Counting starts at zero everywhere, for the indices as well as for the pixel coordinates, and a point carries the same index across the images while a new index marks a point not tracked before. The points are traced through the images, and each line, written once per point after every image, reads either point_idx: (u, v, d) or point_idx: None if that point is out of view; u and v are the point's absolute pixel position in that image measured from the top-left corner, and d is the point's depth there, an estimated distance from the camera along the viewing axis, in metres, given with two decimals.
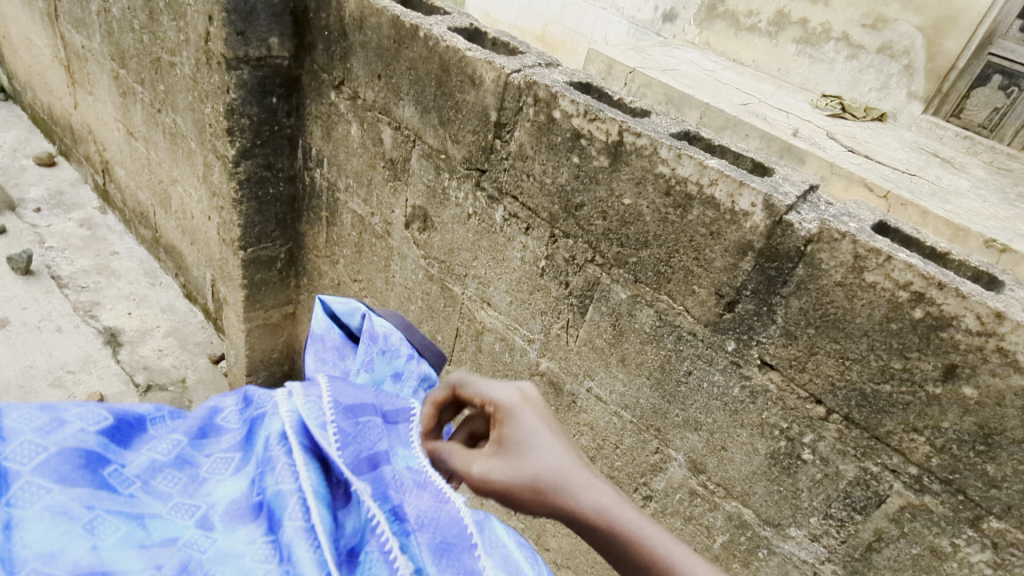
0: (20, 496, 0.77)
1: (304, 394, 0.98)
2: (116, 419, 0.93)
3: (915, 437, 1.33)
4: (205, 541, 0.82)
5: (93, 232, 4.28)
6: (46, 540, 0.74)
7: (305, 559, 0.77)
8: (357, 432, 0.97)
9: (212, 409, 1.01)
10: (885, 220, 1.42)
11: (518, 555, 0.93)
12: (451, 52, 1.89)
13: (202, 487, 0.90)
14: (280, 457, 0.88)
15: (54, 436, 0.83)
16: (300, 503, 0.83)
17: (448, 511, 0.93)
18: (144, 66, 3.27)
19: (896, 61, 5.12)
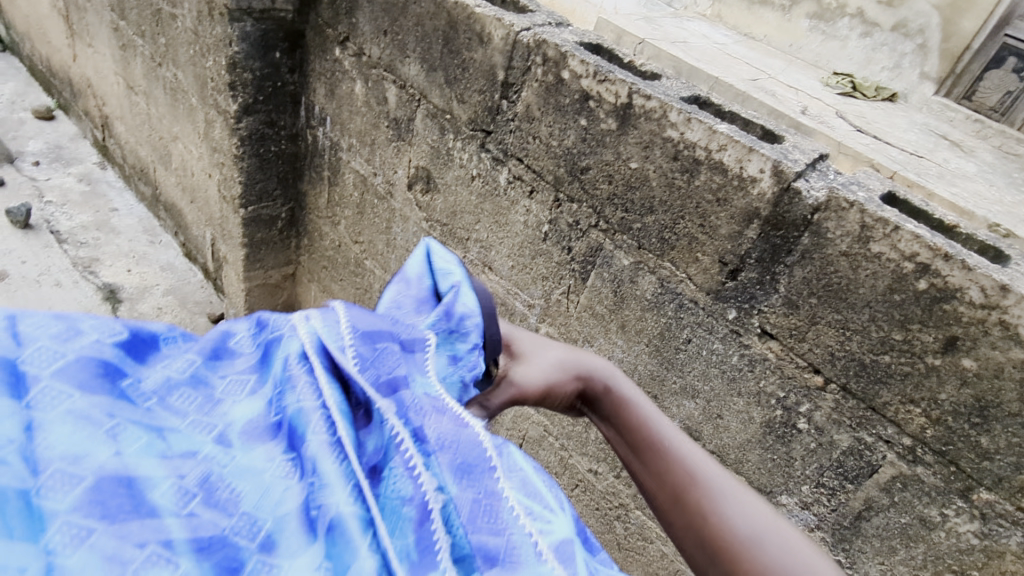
0: (41, 399, 0.71)
1: (320, 316, 0.90)
2: (131, 334, 0.86)
3: (911, 408, 1.34)
4: (224, 456, 0.78)
5: (93, 188, 4.25)
6: (70, 441, 0.68)
7: (332, 471, 0.74)
8: (376, 355, 0.88)
9: (223, 333, 0.94)
10: (893, 190, 1.41)
11: (536, 480, 0.84)
12: (459, 8, 1.85)
13: (218, 407, 0.84)
14: (302, 375, 0.84)
15: (73, 344, 0.77)
16: (325, 419, 0.79)
17: (469, 434, 0.83)
18: (144, 18, 3.21)
19: (910, 40, 5.06)
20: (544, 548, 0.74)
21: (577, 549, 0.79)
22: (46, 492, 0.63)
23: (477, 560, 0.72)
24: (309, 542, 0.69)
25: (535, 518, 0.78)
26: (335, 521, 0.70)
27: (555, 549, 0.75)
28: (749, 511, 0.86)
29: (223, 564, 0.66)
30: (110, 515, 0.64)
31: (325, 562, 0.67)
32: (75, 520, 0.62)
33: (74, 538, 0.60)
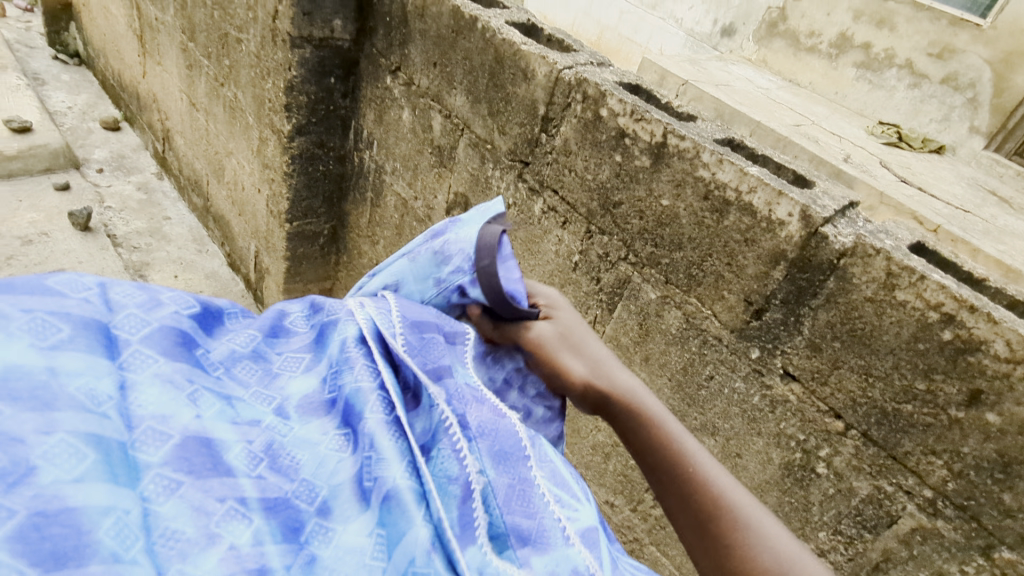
0: (132, 361, 0.77)
1: (373, 305, 1.00)
2: (202, 309, 0.94)
3: (933, 459, 1.33)
4: (282, 427, 0.83)
5: (150, 197, 4.48)
6: (158, 401, 0.74)
7: (389, 446, 0.80)
8: (423, 345, 0.96)
9: (279, 313, 1.04)
10: (923, 241, 1.42)
11: (563, 472, 0.93)
12: (507, 45, 1.94)
13: (275, 382, 0.91)
14: (360, 358, 0.90)
15: (157, 314, 0.84)
16: (383, 401, 0.85)
17: (505, 425, 0.91)
18: (211, 40, 3.42)
19: (960, 93, 4.98)
20: (571, 533, 0.83)
21: (598, 535, 0.87)
22: (139, 446, 0.68)
23: (510, 539, 0.79)
24: (362, 509, 0.75)
25: (563, 507, 0.87)
26: (391, 492, 0.75)
27: (580, 534, 0.84)
28: (773, 543, 0.92)
29: (286, 525, 0.71)
30: (195, 472, 0.69)
31: (378, 529, 0.73)
32: (165, 473, 0.67)
33: (165, 489, 0.66)
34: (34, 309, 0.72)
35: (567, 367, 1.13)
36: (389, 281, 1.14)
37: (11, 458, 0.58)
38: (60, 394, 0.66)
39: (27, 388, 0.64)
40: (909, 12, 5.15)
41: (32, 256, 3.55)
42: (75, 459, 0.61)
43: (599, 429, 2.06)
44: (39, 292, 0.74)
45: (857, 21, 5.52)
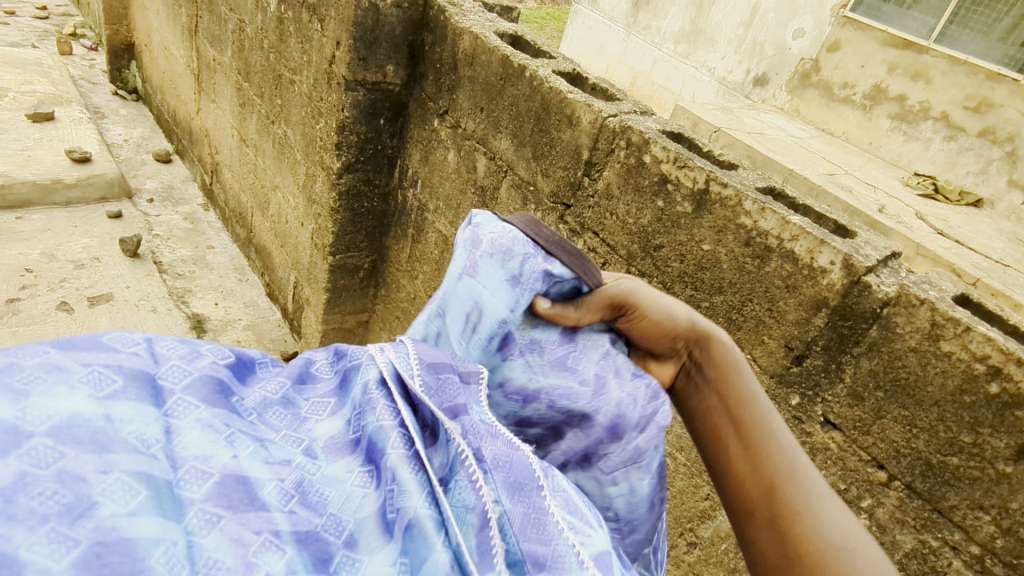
0: (176, 408, 0.81)
1: (393, 348, 1.01)
2: (237, 357, 0.98)
3: (980, 514, 1.31)
4: (311, 465, 0.86)
5: (195, 226, 4.66)
6: (199, 443, 0.78)
7: (408, 479, 0.83)
8: (439, 385, 0.95)
9: (306, 361, 1.06)
10: (967, 292, 1.44)
11: (576, 499, 0.94)
12: (554, 93, 2.03)
13: (305, 424, 0.93)
14: (380, 398, 0.93)
15: (197, 363, 0.88)
16: (403, 437, 0.88)
17: (520, 457, 0.90)
18: (266, 81, 3.60)
19: (998, 146, 4.93)
20: (585, 556, 0.83)
21: (612, 560, 0.87)
22: (184, 484, 0.73)
23: (527, 565, 0.80)
24: (385, 541, 0.79)
25: (578, 534, 0.87)
26: (412, 521, 0.79)
27: (594, 557, 0.84)
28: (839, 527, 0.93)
29: (316, 555, 0.75)
30: (234, 505, 0.73)
31: (401, 558, 0.78)
32: (207, 507, 0.71)
33: (207, 522, 0.70)
34: (92, 363, 0.78)
35: (668, 320, 1.16)
36: (468, 306, 1.12)
37: (77, 495, 0.65)
38: (116, 438, 0.72)
39: (87, 434, 0.70)
40: (945, 66, 5.19)
41: (84, 280, 3.71)
42: (129, 495, 0.67)
43: None
44: (94, 348, 0.80)
45: (891, 73, 5.55)
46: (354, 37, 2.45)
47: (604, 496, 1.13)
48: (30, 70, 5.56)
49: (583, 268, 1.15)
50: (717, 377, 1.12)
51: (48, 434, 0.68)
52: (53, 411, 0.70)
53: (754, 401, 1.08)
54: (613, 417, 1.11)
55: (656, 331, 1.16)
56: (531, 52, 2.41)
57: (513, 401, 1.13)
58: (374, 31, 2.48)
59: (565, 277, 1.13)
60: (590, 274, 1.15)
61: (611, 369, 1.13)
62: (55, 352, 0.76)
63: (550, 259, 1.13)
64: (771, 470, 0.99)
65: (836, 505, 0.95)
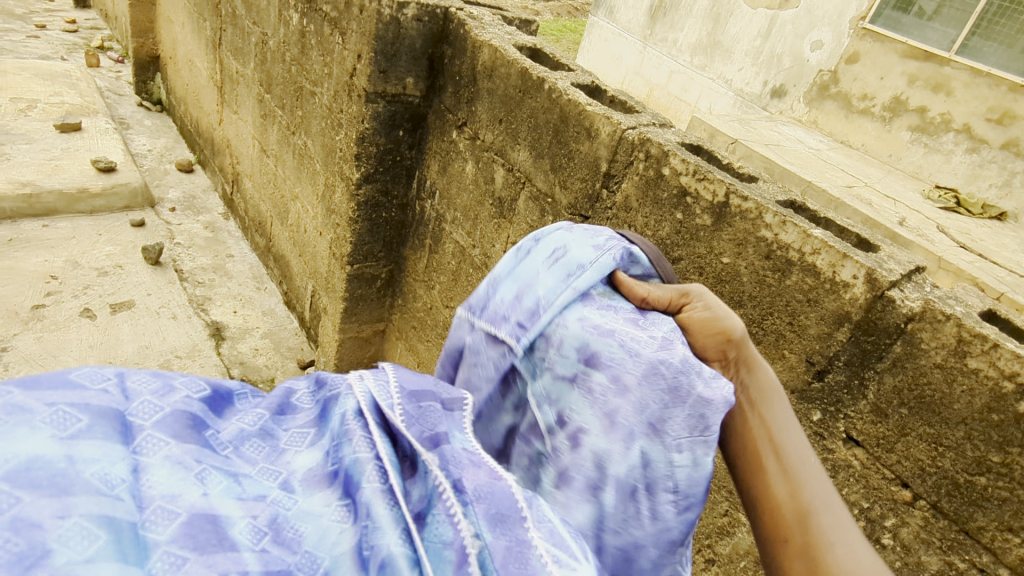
0: (145, 446, 0.84)
1: (372, 376, 1.06)
2: (212, 391, 1.01)
3: (1009, 536, 1.28)
4: (287, 500, 0.87)
5: (215, 235, 4.72)
6: (166, 482, 0.80)
7: (383, 515, 0.82)
8: (420, 414, 1.01)
9: (286, 391, 1.09)
10: (993, 308, 1.42)
11: (562, 530, 0.90)
12: (572, 105, 2.03)
13: (283, 457, 0.95)
14: (357, 428, 0.95)
15: (169, 398, 0.93)
16: (378, 470, 0.89)
17: (502, 487, 0.92)
18: (287, 93, 3.66)
19: (1022, 159, 4.85)
20: None
21: None
22: (149, 525, 0.74)
23: None
24: None
25: (563, 568, 0.83)
26: (386, 560, 0.78)
27: None
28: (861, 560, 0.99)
29: None
30: (201, 547, 0.73)
31: None
32: (173, 550, 0.72)
33: (172, 564, 0.70)
34: (57, 404, 0.82)
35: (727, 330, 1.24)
36: (557, 244, 1.26)
37: (31, 542, 0.65)
38: (77, 479, 0.74)
39: (47, 477, 0.72)
40: (966, 78, 5.13)
41: (107, 287, 3.78)
42: (87, 541, 0.68)
43: None
44: (60, 388, 0.85)
45: (912, 85, 5.50)
46: (375, 49, 2.49)
47: (668, 466, 1.09)
48: (58, 82, 5.69)
49: (655, 261, 1.35)
50: (759, 402, 1.20)
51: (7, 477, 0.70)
52: (13, 453, 0.73)
53: (788, 432, 1.16)
54: (680, 371, 1.11)
55: (713, 332, 1.25)
56: (549, 65, 2.42)
57: (589, 331, 1.14)
58: (395, 44, 2.51)
59: (643, 262, 1.32)
60: (662, 266, 1.35)
61: (676, 338, 1.19)
62: (20, 394, 0.82)
63: (632, 244, 1.32)
64: (806, 498, 1.06)
65: (856, 540, 1.02)
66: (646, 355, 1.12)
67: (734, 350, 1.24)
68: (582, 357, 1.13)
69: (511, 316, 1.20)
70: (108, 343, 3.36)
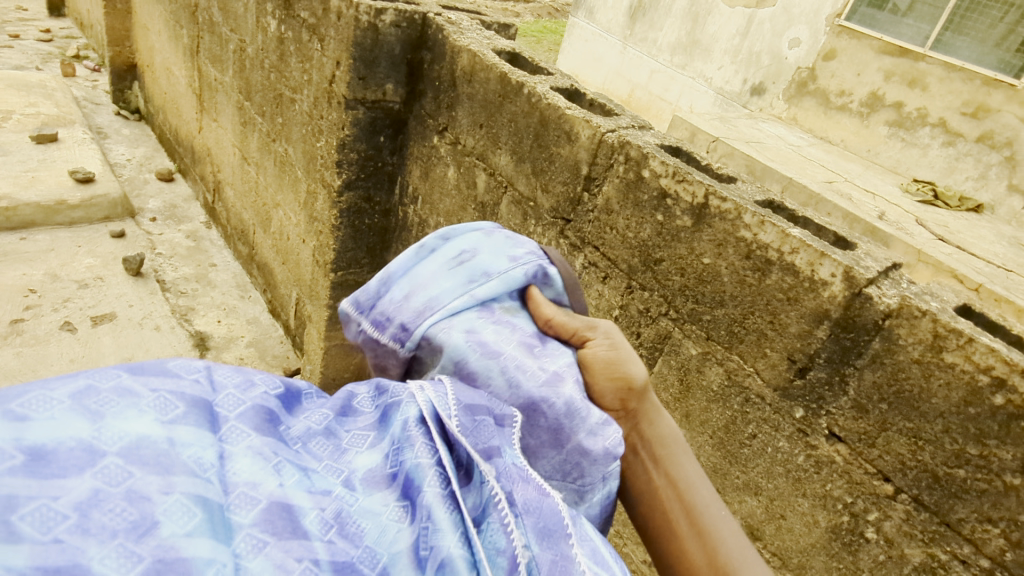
0: (230, 434, 0.80)
1: (432, 387, 0.95)
2: (285, 389, 0.96)
3: (989, 527, 1.30)
4: (350, 496, 0.82)
5: (198, 244, 4.67)
6: (250, 470, 0.76)
7: (444, 518, 0.79)
8: (475, 426, 0.91)
9: (348, 394, 1.01)
10: (969, 303, 1.44)
11: (604, 550, 0.90)
12: (552, 109, 2.04)
13: (344, 455, 0.88)
14: (419, 435, 0.88)
15: (250, 393, 0.88)
16: (439, 476, 0.84)
17: (550, 503, 0.89)
18: (266, 100, 3.63)
19: (996, 151, 4.92)
20: None
21: None
22: (233, 509, 0.72)
23: None
24: None
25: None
26: (445, 561, 0.75)
27: None
28: None
29: None
30: (279, 532, 0.71)
31: None
32: (254, 532, 0.70)
33: (253, 546, 0.69)
34: (159, 389, 0.79)
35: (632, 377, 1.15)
36: (467, 250, 1.19)
37: (142, 513, 0.65)
38: (176, 461, 0.72)
39: (153, 455, 0.70)
40: (941, 72, 5.20)
41: (88, 299, 3.74)
42: (187, 517, 0.67)
43: None
44: (161, 374, 0.81)
45: (888, 80, 5.57)
46: (354, 56, 2.48)
47: None
48: (33, 92, 5.61)
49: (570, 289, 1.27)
50: (664, 459, 1.13)
51: (118, 453, 0.69)
52: (125, 432, 0.71)
53: (697, 485, 1.11)
54: (560, 416, 1.02)
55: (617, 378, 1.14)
56: (528, 69, 2.43)
57: (475, 349, 1.05)
58: (374, 50, 2.51)
59: (557, 287, 1.24)
60: (576, 295, 1.25)
61: (570, 374, 1.09)
62: (128, 376, 0.78)
63: (551, 264, 1.24)
64: (723, 556, 1.03)
65: None
66: (526, 387, 1.03)
67: (633, 403, 1.15)
68: (457, 371, 1.05)
69: (396, 316, 1.12)
70: (90, 356, 3.32)
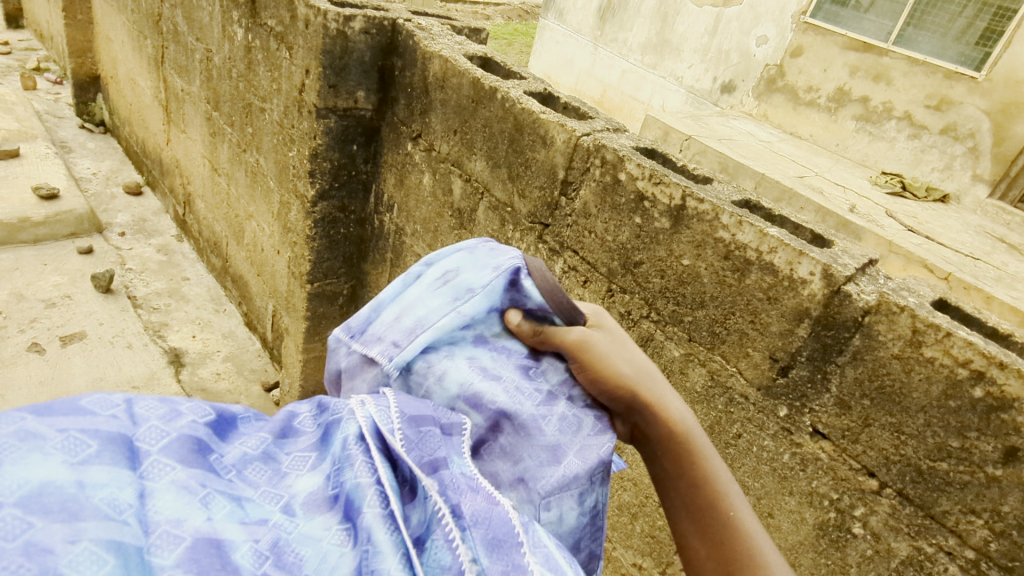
0: (152, 470, 0.72)
1: (373, 401, 0.92)
2: (217, 415, 0.88)
3: (973, 519, 1.32)
4: (288, 523, 0.75)
5: (169, 258, 4.57)
6: (173, 506, 0.69)
7: (385, 539, 0.73)
8: (419, 438, 0.89)
9: (289, 413, 0.95)
10: (944, 297, 1.46)
11: (560, 556, 0.85)
12: (526, 114, 2.03)
13: (284, 479, 0.82)
14: (359, 453, 0.83)
15: (176, 423, 0.80)
16: (379, 495, 0.78)
17: (500, 511, 0.85)
18: (235, 110, 3.57)
19: (960, 143, 5.02)
20: None
21: None
22: (154, 550, 0.63)
23: None
24: None
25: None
26: None
27: None
28: None
29: None
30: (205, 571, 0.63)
31: None
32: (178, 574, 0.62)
33: None
34: (68, 429, 0.71)
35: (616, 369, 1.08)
36: (453, 270, 1.16)
37: (41, 567, 0.56)
38: (86, 504, 0.64)
39: (57, 502, 0.62)
40: (904, 67, 5.29)
41: (55, 319, 3.63)
42: (96, 565, 0.58)
43: (624, 488, 2.03)
44: (72, 414, 0.73)
45: (854, 76, 5.66)
46: (324, 64, 2.44)
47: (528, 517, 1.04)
48: None
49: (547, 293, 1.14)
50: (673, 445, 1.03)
51: (16, 503, 0.61)
52: (25, 480, 0.63)
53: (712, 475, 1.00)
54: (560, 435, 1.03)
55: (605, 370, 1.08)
56: (501, 74, 2.42)
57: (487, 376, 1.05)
58: (343, 58, 2.47)
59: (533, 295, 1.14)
60: (556, 298, 1.12)
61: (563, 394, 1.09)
62: (33, 420, 0.70)
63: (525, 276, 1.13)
64: (724, 552, 0.92)
65: None
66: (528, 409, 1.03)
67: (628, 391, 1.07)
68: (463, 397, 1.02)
69: (387, 335, 1.09)
70: (60, 377, 3.23)
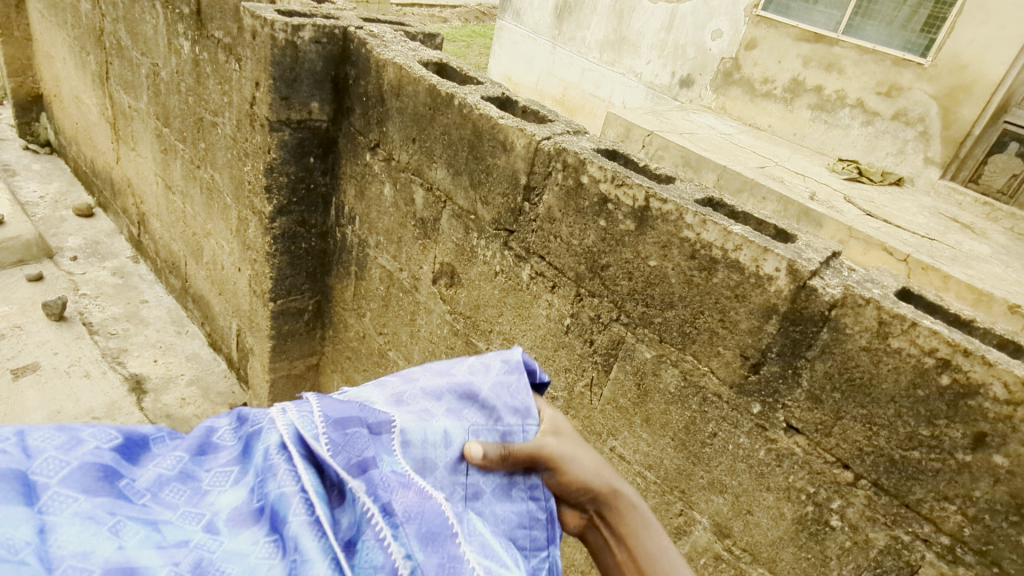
0: (51, 504, 0.71)
1: (294, 408, 0.90)
2: (125, 438, 0.86)
3: (946, 505, 1.33)
4: (211, 542, 0.75)
5: (125, 281, 4.41)
6: (78, 539, 0.69)
7: (312, 547, 0.73)
8: (346, 440, 0.89)
9: (206, 428, 0.92)
10: (908, 286, 1.48)
11: (494, 543, 0.88)
12: (485, 119, 1.99)
13: (205, 497, 0.81)
14: (282, 463, 0.82)
15: (76, 451, 0.78)
16: (305, 503, 0.78)
17: (433, 505, 0.87)
18: (186, 125, 3.46)
19: (911, 127, 5.15)
20: None
21: None
22: None
23: None
24: None
25: None
26: None
27: None
28: None
29: None
30: None
31: None
32: None
33: None
34: None
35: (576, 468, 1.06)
36: None
37: None
38: None
39: None
40: (854, 56, 5.39)
41: (5, 351, 3.47)
42: None
43: None
44: None
45: (806, 66, 5.77)
46: (274, 76, 2.37)
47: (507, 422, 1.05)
48: None
49: None
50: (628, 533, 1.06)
51: None
52: None
53: (662, 555, 1.05)
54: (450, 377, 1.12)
55: (576, 482, 1.06)
56: (457, 79, 2.38)
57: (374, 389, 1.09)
58: (294, 69, 2.41)
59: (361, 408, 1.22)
60: None
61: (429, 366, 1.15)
62: None
63: None
64: None
65: None
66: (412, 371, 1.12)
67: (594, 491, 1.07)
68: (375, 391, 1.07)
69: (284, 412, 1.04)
70: (13, 413, 3.08)
